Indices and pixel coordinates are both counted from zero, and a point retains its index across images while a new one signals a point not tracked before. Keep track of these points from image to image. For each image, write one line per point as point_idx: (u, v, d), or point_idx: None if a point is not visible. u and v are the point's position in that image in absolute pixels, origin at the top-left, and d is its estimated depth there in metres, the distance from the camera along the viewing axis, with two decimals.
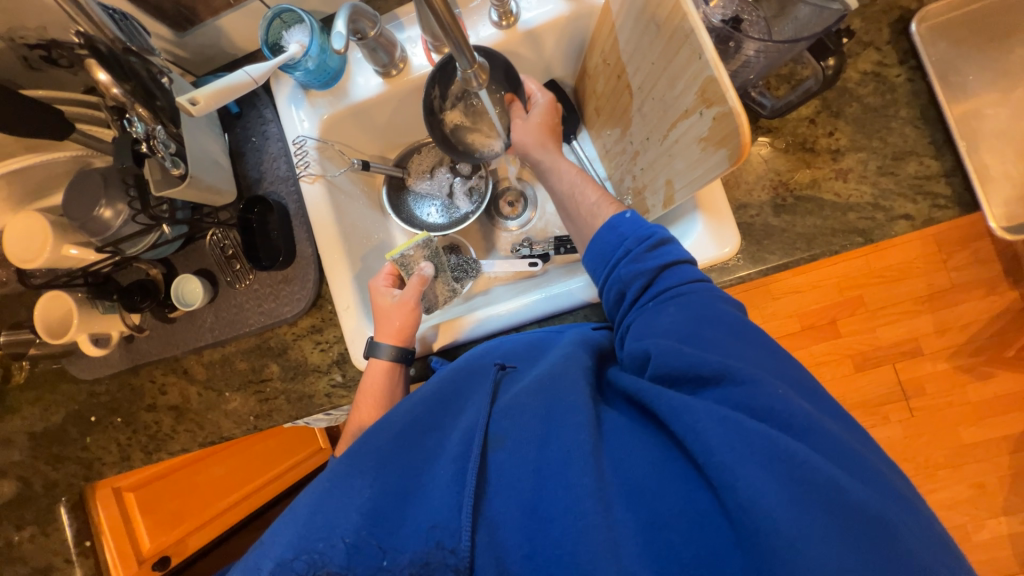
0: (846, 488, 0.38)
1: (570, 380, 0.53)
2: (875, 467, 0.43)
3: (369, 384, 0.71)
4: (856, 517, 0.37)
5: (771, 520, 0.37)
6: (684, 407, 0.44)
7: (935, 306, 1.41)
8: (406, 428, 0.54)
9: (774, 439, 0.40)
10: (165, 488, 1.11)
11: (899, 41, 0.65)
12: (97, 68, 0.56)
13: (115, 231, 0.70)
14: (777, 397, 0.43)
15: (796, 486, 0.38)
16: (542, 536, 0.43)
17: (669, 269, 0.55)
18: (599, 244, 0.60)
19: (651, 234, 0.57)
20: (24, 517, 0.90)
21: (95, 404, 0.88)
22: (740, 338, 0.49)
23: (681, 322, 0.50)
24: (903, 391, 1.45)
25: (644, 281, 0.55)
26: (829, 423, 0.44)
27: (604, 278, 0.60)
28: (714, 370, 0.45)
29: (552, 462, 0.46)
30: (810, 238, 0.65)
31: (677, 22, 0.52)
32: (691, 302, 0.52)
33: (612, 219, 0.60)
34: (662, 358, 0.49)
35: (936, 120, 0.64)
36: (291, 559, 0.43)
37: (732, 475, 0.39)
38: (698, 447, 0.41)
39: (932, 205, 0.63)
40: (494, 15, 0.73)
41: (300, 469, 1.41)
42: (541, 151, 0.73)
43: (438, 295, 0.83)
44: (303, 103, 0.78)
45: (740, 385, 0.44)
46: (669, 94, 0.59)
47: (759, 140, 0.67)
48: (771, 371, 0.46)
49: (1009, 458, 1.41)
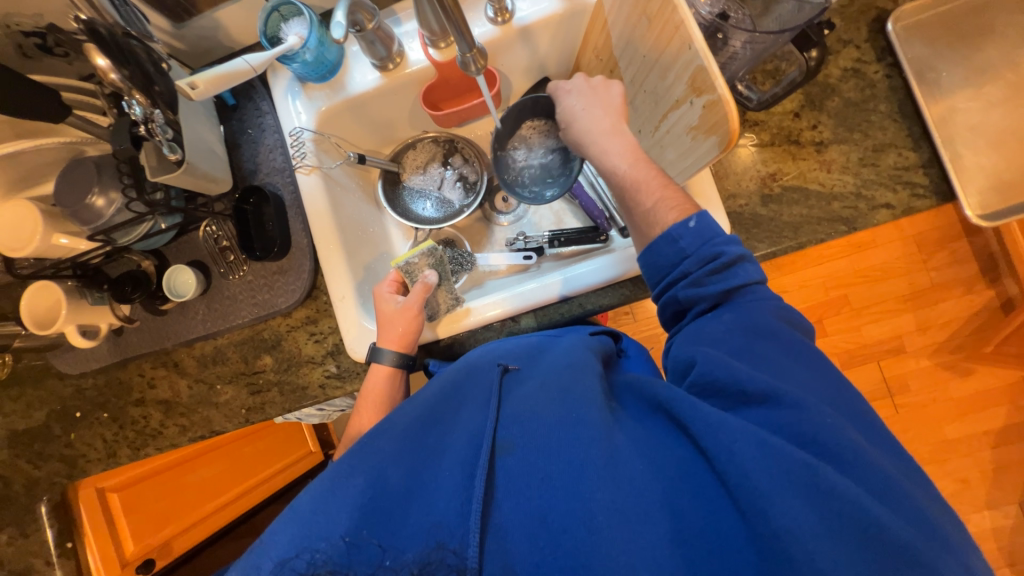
0: (870, 508, 0.39)
1: (584, 391, 0.52)
2: (873, 460, 0.42)
3: (370, 388, 0.72)
4: (874, 531, 0.38)
5: (804, 548, 0.38)
6: (721, 425, 0.43)
7: (918, 305, 1.46)
8: (408, 431, 0.53)
9: (818, 471, 0.40)
10: (151, 489, 1.07)
11: (876, 39, 0.69)
12: (95, 52, 0.55)
13: (107, 220, 0.70)
14: (828, 425, 0.43)
15: (826, 511, 0.39)
16: (553, 545, 0.43)
17: (737, 293, 0.53)
18: (655, 253, 0.58)
19: (720, 254, 0.54)
20: (3, 517, 0.88)
21: (81, 399, 0.86)
22: (799, 362, 0.49)
23: (734, 340, 0.50)
24: (888, 388, 1.48)
25: (708, 304, 0.54)
26: (851, 432, 0.44)
27: (660, 292, 0.58)
28: (761, 389, 0.46)
29: (572, 475, 0.45)
30: (797, 227, 0.67)
31: (668, 14, 0.54)
32: (752, 320, 0.51)
33: (671, 229, 0.56)
34: (708, 366, 0.48)
35: (914, 114, 0.67)
36: (291, 558, 0.43)
37: (767, 501, 0.39)
38: (732, 468, 0.41)
39: (911, 194, 0.65)
40: (490, 12, 0.75)
41: (288, 474, 1.39)
42: (587, 145, 0.66)
43: (441, 303, 0.77)
44: (300, 95, 0.79)
45: (791, 409, 0.44)
46: (660, 85, 0.61)
47: (746, 132, 0.70)
48: (824, 399, 0.47)
49: (992, 452, 1.45)
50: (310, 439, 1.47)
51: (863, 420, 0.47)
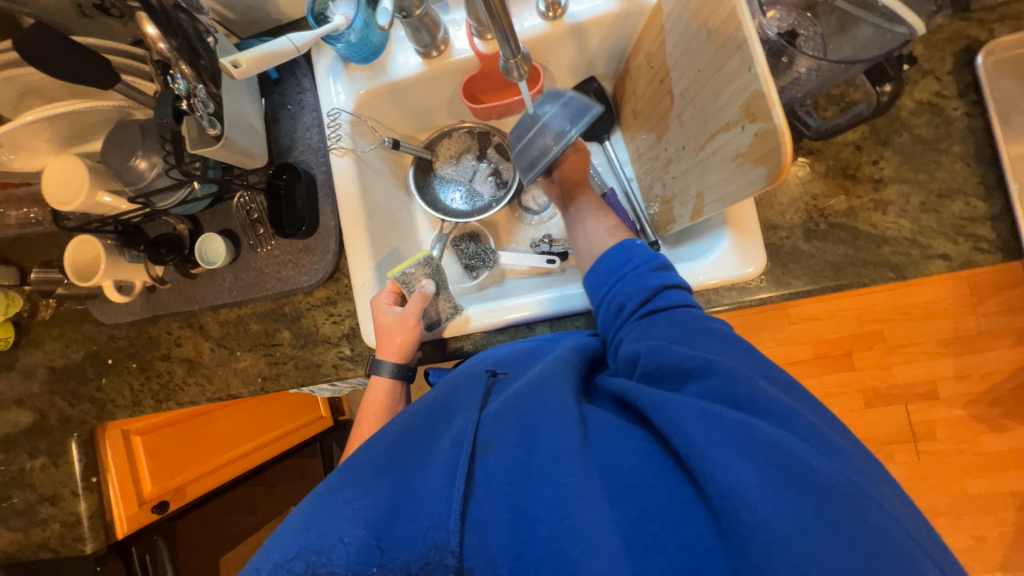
0: (803, 457, 0.39)
1: (556, 382, 0.52)
2: (795, 412, 0.43)
3: (372, 398, 0.74)
4: (823, 492, 0.37)
5: (747, 501, 0.36)
6: (664, 401, 0.44)
7: (960, 351, 1.37)
8: (400, 439, 0.54)
9: (749, 426, 0.40)
10: (170, 437, 1.12)
11: (962, 72, 0.62)
12: (146, 22, 0.57)
13: (148, 183, 0.72)
14: (757, 388, 0.44)
15: (773, 472, 0.38)
16: (530, 538, 0.42)
17: (668, 290, 0.58)
18: (608, 264, 0.66)
19: (655, 259, 0.62)
20: (38, 446, 0.95)
21: (114, 348, 0.91)
22: (730, 342, 0.51)
23: (671, 333, 0.53)
24: (913, 433, 1.41)
25: (644, 297, 0.59)
26: (776, 393, 0.45)
27: (607, 294, 0.64)
28: (698, 363, 0.47)
29: (539, 461, 0.45)
30: (839, 268, 0.63)
31: (729, 32, 0.51)
32: (681, 319, 0.55)
33: (625, 243, 0.66)
34: (651, 356, 0.51)
35: (991, 159, 0.61)
36: (290, 559, 0.43)
37: (710, 462, 0.39)
38: (679, 439, 0.41)
39: (973, 247, 0.60)
40: (541, 6, 0.71)
41: (297, 436, 1.45)
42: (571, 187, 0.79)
43: (440, 313, 0.77)
44: (341, 76, 0.79)
45: (720, 377, 0.45)
46: (712, 103, 0.57)
47: (798, 160, 0.65)
48: (755, 370, 0.48)
49: (1015, 513, 1.37)
50: (322, 404, 1.54)
51: (785, 383, 0.48)
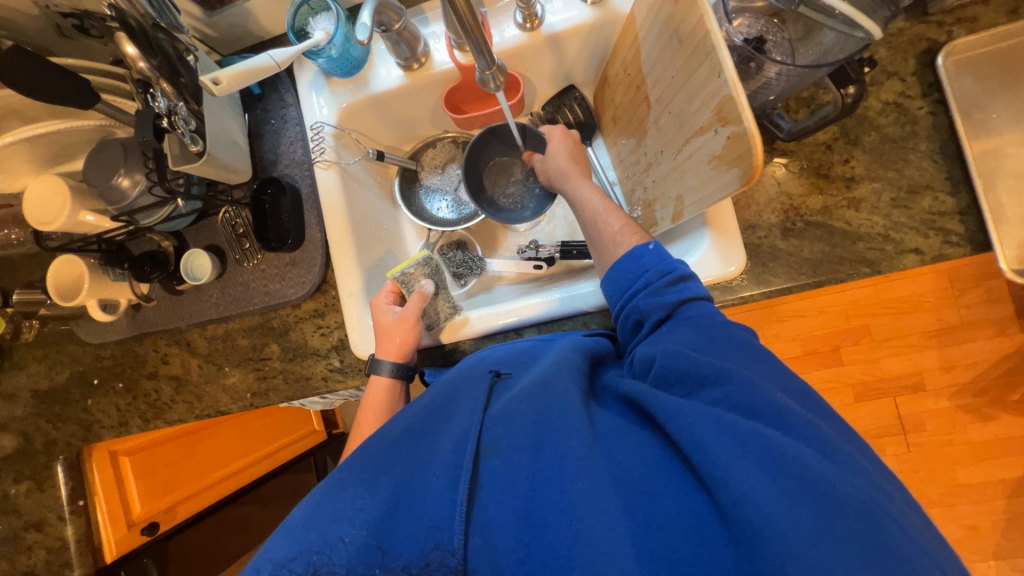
0: (816, 468, 0.39)
1: (563, 388, 0.52)
2: (812, 422, 0.44)
3: (370, 401, 0.73)
4: (834, 502, 0.38)
5: (763, 513, 0.37)
6: (679, 409, 0.44)
7: (944, 342, 1.40)
8: (397, 441, 0.53)
9: (765, 436, 0.41)
10: (160, 455, 1.10)
11: (924, 73, 0.65)
12: (125, 41, 0.58)
13: (131, 202, 0.71)
14: (775, 399, 0.45)
15: (783, 478, 0.38)
16: (535, 541, 0.42)
17: (688, 303, 0.57)
18: (620, 271, 0.63)
19: (673, 269, 0.59)
20: (22, 471, 0.93)
21: (99, 367, 0.90)
22: (745, 351, 0.51)
23: (691, 340, 0.52)
24: (902, 425, 1.43)
25: (664, 312, 0.57)
26: (794, 404, 0.45)
27: (623, 304, 0.62)
28: (716, 371, 0.47)
29: (550, 467, 0.45)
30: (816, 264, 0.65)
31: (699, 39, 0.52)
32: (701, 326, 0.54)
33: (635, 249, 0.62)
34: (667, 360, 0.51)
35: (956, 155, 0.63)
36: (290, 560, 0.43)
37: (726, 472, 0.39)
38: (694, 449, 0.42)
39: (943, 241, 0.62)
40: (519, 17, 0.73)
41: (291, 451, 1.45)
42: (563, 178, 0.76)
43: (439, 312, 0.78)
44: (324, 90, 0.79)
45: (738, 384, 0.46)
46: (686, 108, 0.59)
47: (773, 161, 0.67)
48: (769, 378, 0.48)
49: (1006, 502, 1.39)
50: (315, 419, 1.55)
51: (796, 391, 0.49)
